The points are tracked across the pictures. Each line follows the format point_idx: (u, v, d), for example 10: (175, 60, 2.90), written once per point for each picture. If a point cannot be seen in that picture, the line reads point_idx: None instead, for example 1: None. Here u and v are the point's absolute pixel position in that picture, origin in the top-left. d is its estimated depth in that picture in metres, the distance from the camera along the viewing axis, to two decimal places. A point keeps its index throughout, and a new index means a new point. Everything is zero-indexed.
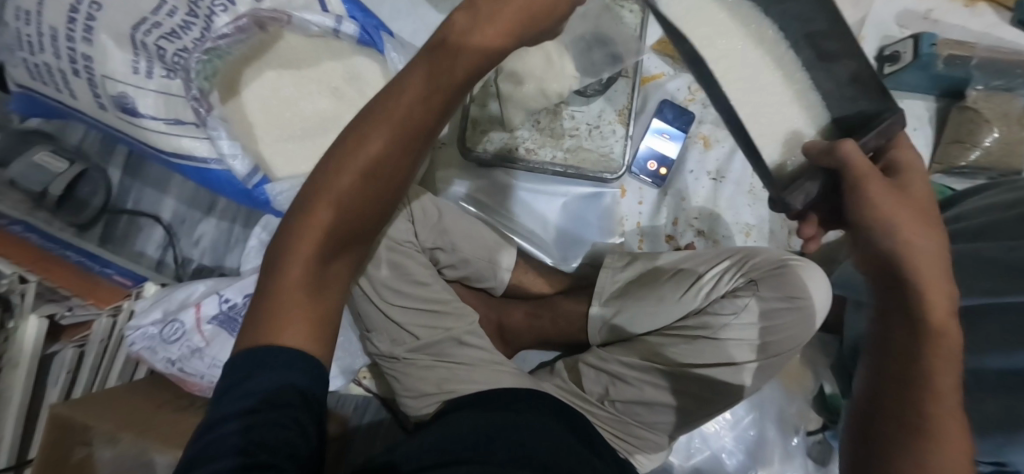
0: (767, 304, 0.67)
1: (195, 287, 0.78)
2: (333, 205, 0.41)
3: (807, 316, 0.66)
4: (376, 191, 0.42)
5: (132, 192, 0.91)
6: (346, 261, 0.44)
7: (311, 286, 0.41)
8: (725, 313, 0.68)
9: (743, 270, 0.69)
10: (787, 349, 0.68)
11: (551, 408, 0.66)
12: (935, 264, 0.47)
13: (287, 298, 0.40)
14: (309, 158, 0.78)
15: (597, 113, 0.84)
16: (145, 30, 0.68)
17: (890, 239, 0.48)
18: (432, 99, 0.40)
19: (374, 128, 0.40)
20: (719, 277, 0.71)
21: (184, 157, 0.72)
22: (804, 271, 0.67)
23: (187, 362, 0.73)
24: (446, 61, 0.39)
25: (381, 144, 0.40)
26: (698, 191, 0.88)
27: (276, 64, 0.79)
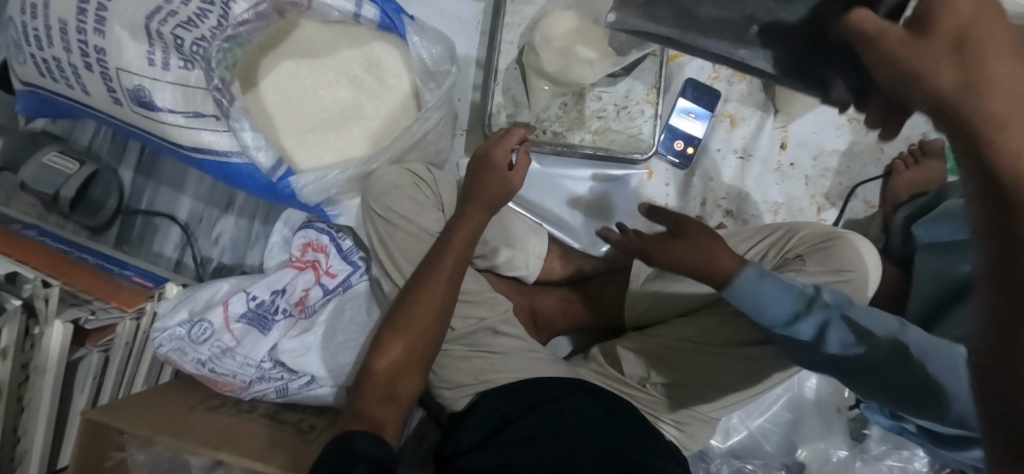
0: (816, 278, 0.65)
1: (220, 285, 0.76)
2: (396, 340, 0.62)
3: (854, 289, 0.65)
4: (428, 327, 0.64)
5: (145, 192, 0.89)
6: (405, 382, 0.62)
7: (386, 392, 0.61)
8: None
9: (788, 245, 0.69)
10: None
11: (595, 399, 0.63)
12: (995, 101, 0.29)
13: (366, 405, 0.59)
14: (332, 151, 0.76)
15: (624, 93, 0.81)
16: (160, 19, 0.64)
17: (925, 97, 0.31)
18: (438, 258, 0.66)
19: (415, 291, 0.64)
20: (761, 255, 0.70)
21: (205, 151, 0.70)
22: (851, 244, 0.66)
23: (219, 362, 0.71)
24: (448, 236, 0.67)
25: (416, 295, 0.64)
26: (725, 170, 0.86)
27: (293, 53, 0.76)
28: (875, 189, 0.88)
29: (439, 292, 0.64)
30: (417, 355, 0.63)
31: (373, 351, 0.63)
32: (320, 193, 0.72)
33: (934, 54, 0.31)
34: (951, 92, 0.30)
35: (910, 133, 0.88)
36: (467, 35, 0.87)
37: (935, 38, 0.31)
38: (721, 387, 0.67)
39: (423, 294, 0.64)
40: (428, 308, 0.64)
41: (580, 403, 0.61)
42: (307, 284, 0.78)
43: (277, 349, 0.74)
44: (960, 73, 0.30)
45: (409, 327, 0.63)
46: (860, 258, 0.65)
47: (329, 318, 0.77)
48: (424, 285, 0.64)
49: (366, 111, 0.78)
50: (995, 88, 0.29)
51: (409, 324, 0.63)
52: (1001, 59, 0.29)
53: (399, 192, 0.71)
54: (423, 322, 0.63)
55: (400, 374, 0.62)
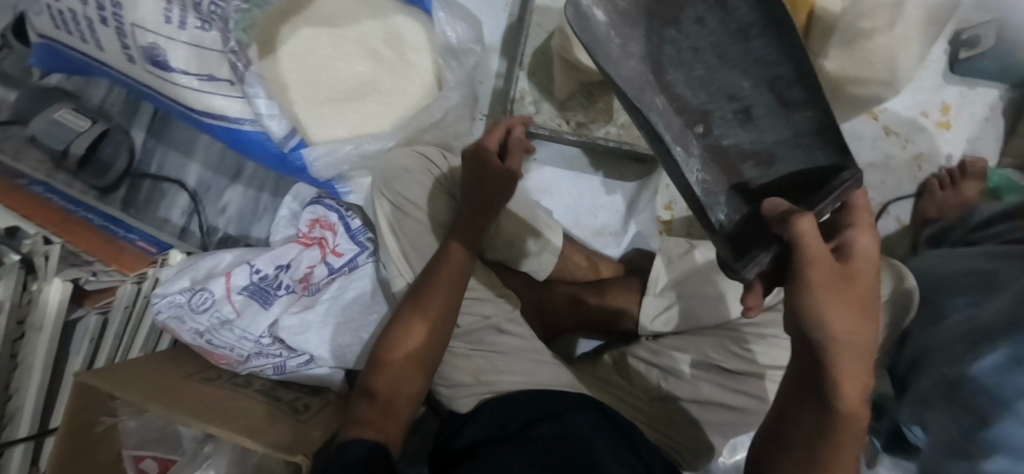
0: None
1: (224, 256, 0.74)
2: (410, 340, 0.60)
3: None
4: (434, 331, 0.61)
5: (155, 156, 0.87)
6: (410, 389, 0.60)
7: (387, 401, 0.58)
8: None
9: None
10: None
11: (600, 413, 0.61)
12: (858, 345, 0.41)
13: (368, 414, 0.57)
14: (346, 124, 0.74)
15: None
16: None
17: (818, 328, 0.41)
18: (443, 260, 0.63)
19: (420, 296, 0.61)
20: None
21: (216, 116, 0.68)
22: None
23: (216, 333, 0.69)
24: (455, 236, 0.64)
25: (430, 298, 0.61)
26: None
27: (313, 22, 0.74)
28: (908, 207, 0.84)
29: (451, 295, 0.62)
30: (427, 357, 0.60)
31: (392, 334, 0.61)
32: (331, 168, 0.70)
33: (851, 318, 0.41)
34: (830, 340, 0.41)
35: (949, 151, 0.84)
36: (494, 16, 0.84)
37: (849, 291, 0.41)
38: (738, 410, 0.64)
39: (437, 280, 0.62)
40: (442, 296, 0.61)
41: (581, 415, 0.59)
42: (312, 261, 0.76)
43: (277, 325, 0.71)
44: (847, 336, 0.41)
45: (424, 312, 0.61)
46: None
47: (333, 298, 0.74)
48: (431, 286, 0.62)
49: (382, 86, 0.75)
50: (847, 353, 0.41)
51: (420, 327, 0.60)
52: (866, 336, 0.41)
53: (411, 177, 0.68)
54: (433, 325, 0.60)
55: (401, 381, 0.59)
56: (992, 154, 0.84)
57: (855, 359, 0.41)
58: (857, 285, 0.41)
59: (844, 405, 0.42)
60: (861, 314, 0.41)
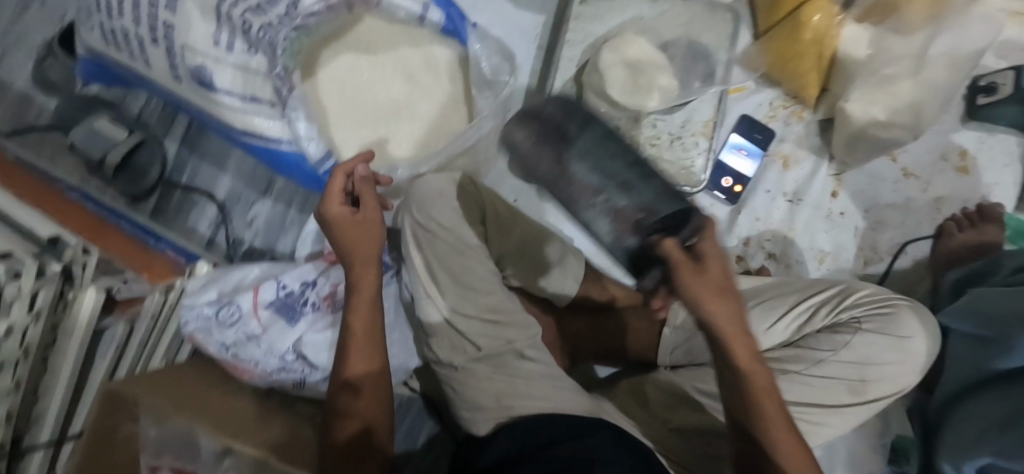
0: (872, 344, 0.58)
1: (252, 270, 0.76)
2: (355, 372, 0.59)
3: (914, 360, 0.58)
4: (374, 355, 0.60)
5: (188, 167, 0.89)
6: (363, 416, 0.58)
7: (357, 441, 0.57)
8: (822, 349, 0.59)
9: (845, 303, 0.61)
10: (890, 392, 0.59)
11: (618, 439, 0.60)
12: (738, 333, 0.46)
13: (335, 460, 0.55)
14: (379, 146, 0.76)
15: (681, 122, 0.77)
16: (232, 2, 0.63)
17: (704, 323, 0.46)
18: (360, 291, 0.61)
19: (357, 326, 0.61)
20: (817, 307, 0.62)
21: (257, 136, 0.70)
22: (914, 314, 0.60)
23: (242, 348, 0.70)
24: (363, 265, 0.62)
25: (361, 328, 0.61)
26: (773, 212, 0.84)
27: (353, 47, 0.76)
28: (926, 249, 0.85)
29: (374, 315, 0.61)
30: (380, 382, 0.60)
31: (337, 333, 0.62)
32: None
33: (717, 301, 0.45)
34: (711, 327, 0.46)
35: (970, 196, 0.85)
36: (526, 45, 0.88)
37: (709, 281, 0.46)
38: None
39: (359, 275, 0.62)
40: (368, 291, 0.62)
41: (601, 439, 0.59)
42: (337, 279, 0.77)
43: (301, 342, 0.72)
44: (724, 324, 0.45)
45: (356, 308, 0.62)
46: (922, 330, 0.59)
47: None
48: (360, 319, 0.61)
49: (417, 111, 0.77)
50: (736, 341, 0.46)
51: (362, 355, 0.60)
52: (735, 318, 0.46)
53: (443, 200, 0.70)
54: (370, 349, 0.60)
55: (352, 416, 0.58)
56: (1011, 199, 0.85)
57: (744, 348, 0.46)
58: (713, 274, 0.46)
59: (758, 383, 0.46)
60: (721, 293, 0.45)
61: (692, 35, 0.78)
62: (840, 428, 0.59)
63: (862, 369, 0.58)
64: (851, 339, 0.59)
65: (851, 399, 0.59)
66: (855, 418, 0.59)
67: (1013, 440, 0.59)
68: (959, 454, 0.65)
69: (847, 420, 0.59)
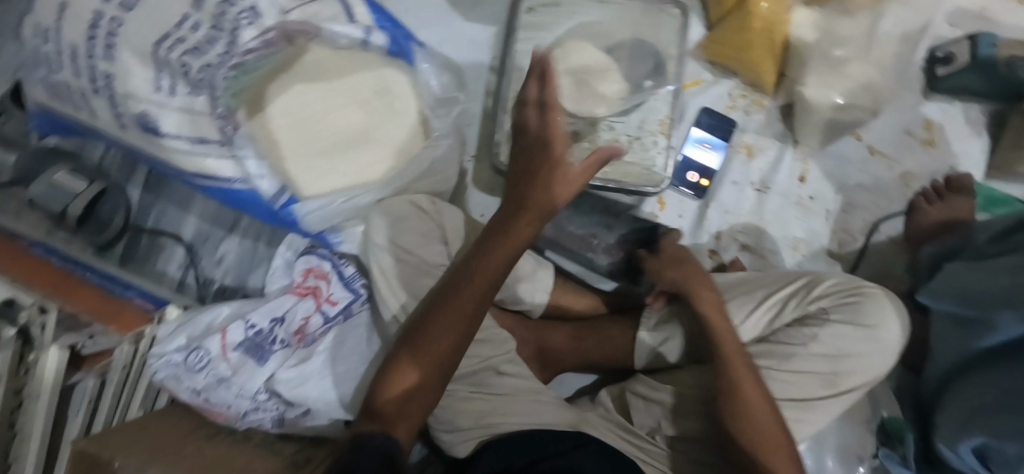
0: (841, 335, 0.58)
1: (220, 310, 0.74)
2: (438, 337, 0.61)
3: (883, 348, 0.58)
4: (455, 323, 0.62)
5: (153, 210, 0.88)
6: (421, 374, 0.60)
7: (411, 389, 0.59)
8: (794, 343, 0.59)
9: (813, 294, 0.60)
10: (863, 381, 0.58)
11: (600, 455, 0.62)
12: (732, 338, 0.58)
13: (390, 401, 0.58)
14: (342, 177, 0.73)
15: (638, 123, 0.76)
16: (169, 45, 0.64)
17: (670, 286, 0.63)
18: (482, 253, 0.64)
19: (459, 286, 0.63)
20: (784, 302, 0.62)
21: (209, 177, 0.69)
22: (880, 301, 0.58)
23: (213, 391, 0.69)
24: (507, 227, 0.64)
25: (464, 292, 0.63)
26: (742, 203, 0.83)
27: (304, 76, 0.75)
28: (900, 226, 0.84)
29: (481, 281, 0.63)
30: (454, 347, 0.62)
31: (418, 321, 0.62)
32: (324, 221, 0.71)
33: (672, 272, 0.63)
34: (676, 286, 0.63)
35: (938, 168, 0.85)
36: (479, 58, 0.87)
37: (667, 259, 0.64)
38: None
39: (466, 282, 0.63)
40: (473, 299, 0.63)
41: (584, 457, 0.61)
42: (306, 312, 0.76)
43: (273, 379, 0.71)
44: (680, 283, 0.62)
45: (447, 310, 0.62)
46: (890, 316, 0.58)
47: (329, 349, 0.74)
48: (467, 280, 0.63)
49: (377, 137, 0.75)
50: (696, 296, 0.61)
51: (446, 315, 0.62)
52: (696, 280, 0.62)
53: (404, 223, 0.70)
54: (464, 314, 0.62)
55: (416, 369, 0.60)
56: (979, 167, 0.85)
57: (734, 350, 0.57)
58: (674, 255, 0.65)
59: (717, 333, 0.59)
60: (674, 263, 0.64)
61: (640, 35, 0.77)
62: (814, 420, 0.59)
63: (834, 363, 0.58)
64: (819, 331, 0.59)
65: (827, 392, 0.59)
66: (832, 411, 0.59)
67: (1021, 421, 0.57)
68: (954, 434, 0.64)
69: (823, 413, 0.59)
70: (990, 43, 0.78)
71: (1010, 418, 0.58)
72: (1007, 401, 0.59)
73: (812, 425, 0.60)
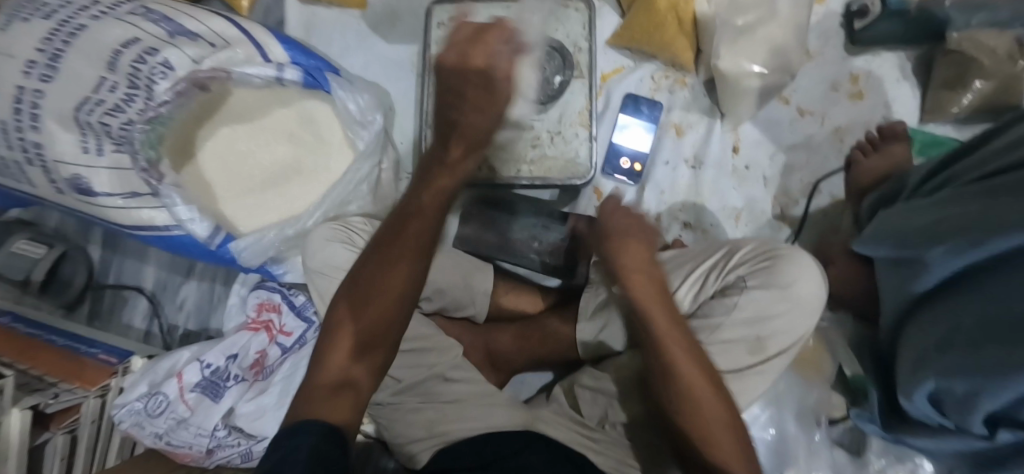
0: (760, 299, 0.59)
1: (182, 354, 0.76)
2: (347, 325, 0.57)
3: (803, 307, 0.59)
4: (393, 301, 0.56)
5: (112, 266, 0.92)
6: (367, 362, 0.56)
7: (341, 378, 0.55)
8: (717, 314, 0.60)
9: (730, 264, 0.62)
10: (788, 344, 0.59)
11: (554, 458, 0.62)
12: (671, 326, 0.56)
13: (315, 393, 0.54)
14: (275, 210, 0.77)
15: (557, 117, 0.77)
16: (88, 110, 0.67)
17: (604, 254, 0.59)
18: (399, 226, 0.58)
19: (370, 255, 0.58)
20: (707, 275, 0.63)
21: (146, 227, 0.71)
22: (795, 261, 0.59)
23: (175, 434, 0.71)
24: (419, 186, 0.58)
25: (386, 264, 0.57)
26: (677, 181, 0.84)
27: (229, 119, 0.78)
28: (840, 182, 0.84)
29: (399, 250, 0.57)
30: (386, 330, 0.56)
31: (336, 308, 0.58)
32: (261, 254, 0.73)
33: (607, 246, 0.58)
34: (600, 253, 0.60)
35: (870, 119, 0.84)
36: (403, 77, 0.90)
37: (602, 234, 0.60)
38: None
39: (385, 265, 0.57)
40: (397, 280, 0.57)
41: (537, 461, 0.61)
42: (260, 346, 0.78)
43: (232, 414, 0.74)
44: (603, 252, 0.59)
45: (373, 303, 0.56)
46: (805, 273, 0.59)
47: (284, 378, 0.76)
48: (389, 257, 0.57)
49: (305, 167, 0.79)
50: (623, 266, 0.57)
51: (375, 295, 0.56)
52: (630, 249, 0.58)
53: (334, 247, 0.71)
54: (393, 295, 0.56)
55: (362, 353, 0.56)
56: (912, 113, 0.84)
57: (675, 339, 0.56)
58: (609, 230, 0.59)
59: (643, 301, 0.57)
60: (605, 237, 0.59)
61: (548, 31, 0.78)
62: (746, 390, 0.60)
63: (756, 328, 0.59)
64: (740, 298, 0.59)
65: (756, 358, 0.59)
66: (765, 377, 0.60)
67: (992, 357, 0.51)
68: (910, 381, 0.62)
69: (756, 381, 0.60)
70: None
71: (986, 357, 0.52)
72: (950, 336, 0.57)
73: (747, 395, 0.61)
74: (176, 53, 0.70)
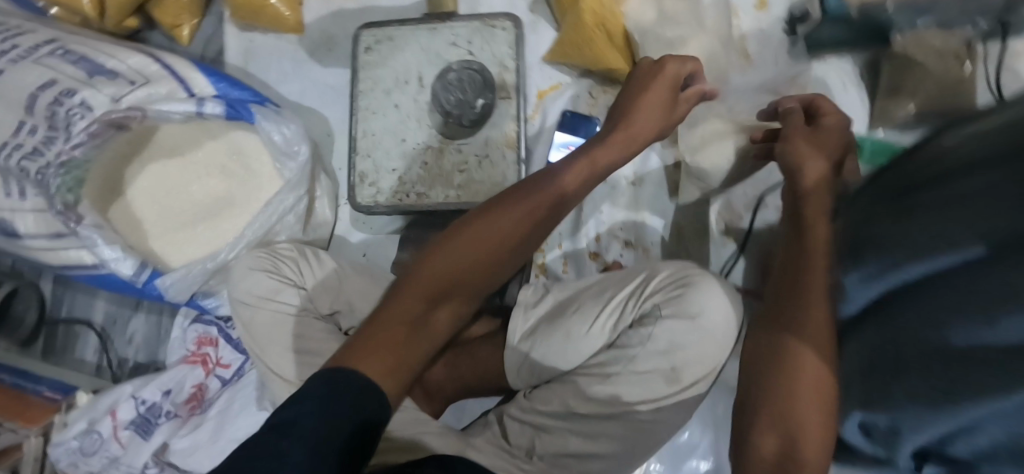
0: (670, 330, 0.59)
1: (124, 389, 0.77)
2: (415, 294, 0.47)
3: (711, 334, 0.59)
4: (493, 251, 0.51)
5: (65, 300, 0.92)
6: (445, 314, 0.48)
7: (407, 326, 0.45)
8: (632, 344, 0.61)
9: (645, 293, 0.63)
10: (702, 372, 0.60)
11: None
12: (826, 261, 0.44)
13: (385, 334, 0.43)
14: (205, 244, 0.77)
15: (485, 141, 0.75)
16: (7, 154, 0.67)
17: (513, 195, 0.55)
18: (534, 200, 0.53)
19: (487, 210, 0.52)
20: (624, 305, 0.64)
21: (76, 267, 0.72)
22: (701, 290, 0.59)
23: (107, 472, 0.72)
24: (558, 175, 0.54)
25: (497, 223, 0.51)
26: (617, 199, 0.82)
27: (158, 155, 0.78)
28: None
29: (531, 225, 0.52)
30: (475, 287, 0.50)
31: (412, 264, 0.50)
32: (186, 291, 0.73)
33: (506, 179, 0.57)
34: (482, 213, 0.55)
35: None
36: (341, 102, 0.89)
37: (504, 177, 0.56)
38: (614, 453, 0.62)
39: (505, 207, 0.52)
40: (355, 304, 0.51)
41: None
42: (197, 380, 0.78)
43: (165, 451, 0.74)
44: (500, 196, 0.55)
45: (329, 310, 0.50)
46: (713, 302, 0.59)
47: (218, 413, 0.76)
48: (499, 222, 0.51)
49: (236, 199, 0.78)
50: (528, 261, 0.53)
51: (482, 254, 0.50)
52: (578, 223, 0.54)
53: (257, 277, 0.71)
54: (488, 256, 0.50)
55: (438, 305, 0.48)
56: (861, 119, 0.81)
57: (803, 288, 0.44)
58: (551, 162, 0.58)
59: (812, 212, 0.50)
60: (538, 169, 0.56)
61: (475, 54, 0.77)
62: (661, 420, 0.61)
63: (669, 358, 0.59)
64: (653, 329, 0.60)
65: (672, 389, 0.60)
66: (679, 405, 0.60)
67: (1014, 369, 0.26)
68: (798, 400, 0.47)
69: (671, 409, 0.61)
70: None
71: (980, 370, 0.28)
72: (873, 358, 0.35)
73: (665, 421, 0.62)
74: (93, 94, 0.69)
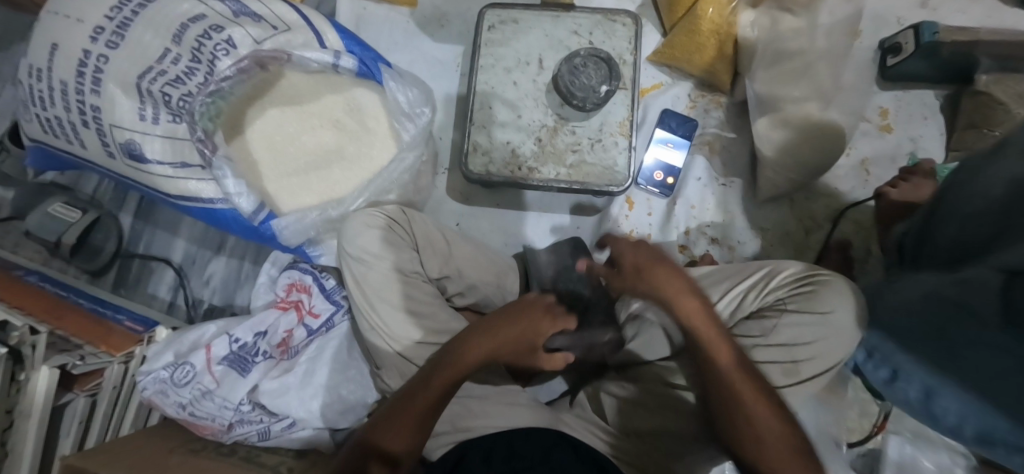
0: (794, 324, 0.63)
1: (207, 329, 0.78)
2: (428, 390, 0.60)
3: (840, 332, 0.62)
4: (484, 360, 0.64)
5: (143, 236, 0.92)
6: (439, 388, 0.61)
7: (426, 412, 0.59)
8: (752, 334, 0.65)
9: (768, 287, 0.67)
10: (823, 369, 0.63)
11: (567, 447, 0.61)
12: (712, 328, 0.59)
13: (412, 407, 0.59)
14: (314, 193, 0.78)
15: (598, 125, 0.79)
16: (151, 78, 0.69)
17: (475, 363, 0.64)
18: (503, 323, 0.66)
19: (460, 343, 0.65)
20: (743, 295, 0.68)
21: (191, 198, 0.73)
22: (833, 286, 0.63)
23: (198, 405, 0.71)
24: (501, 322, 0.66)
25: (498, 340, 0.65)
26: (706, 199, 0.86)
27: (278, 101, 0.80)
28: (868, 211, 0.86)
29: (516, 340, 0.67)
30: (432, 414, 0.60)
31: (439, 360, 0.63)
32: (300, 234, 0.74)
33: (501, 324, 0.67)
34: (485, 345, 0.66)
35: (896, 153, 0.87)
36: (446, 76, 0.92)
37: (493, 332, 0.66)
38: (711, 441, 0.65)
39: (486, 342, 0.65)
40: (421, 419, 0.59)
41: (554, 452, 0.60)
42: (289, 325, 0.80)
43: (256, 390, 0.74)
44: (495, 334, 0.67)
45: (400, 422, 0.58)
46: (845, 302, 0.62)
47: (309, 360, 0.76)
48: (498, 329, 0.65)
49: (347, 153, 0.80)
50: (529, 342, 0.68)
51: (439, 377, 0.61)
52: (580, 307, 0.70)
53: (373, 233, 0.72)
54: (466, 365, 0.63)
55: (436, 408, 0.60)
56: (937, 150, 0.87)
57: (715, 340, 0.58)
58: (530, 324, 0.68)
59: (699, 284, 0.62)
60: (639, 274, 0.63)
61: (597, 44, 0.81)
62: None
63: (791, 351, 0.63)
64: (777, 321, 0.64)
65: (788, 380, 0.63)
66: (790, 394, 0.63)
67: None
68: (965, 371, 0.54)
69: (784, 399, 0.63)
70: (932, 31, 0.79)
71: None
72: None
73: None
74: (240, 32, 0.71)
